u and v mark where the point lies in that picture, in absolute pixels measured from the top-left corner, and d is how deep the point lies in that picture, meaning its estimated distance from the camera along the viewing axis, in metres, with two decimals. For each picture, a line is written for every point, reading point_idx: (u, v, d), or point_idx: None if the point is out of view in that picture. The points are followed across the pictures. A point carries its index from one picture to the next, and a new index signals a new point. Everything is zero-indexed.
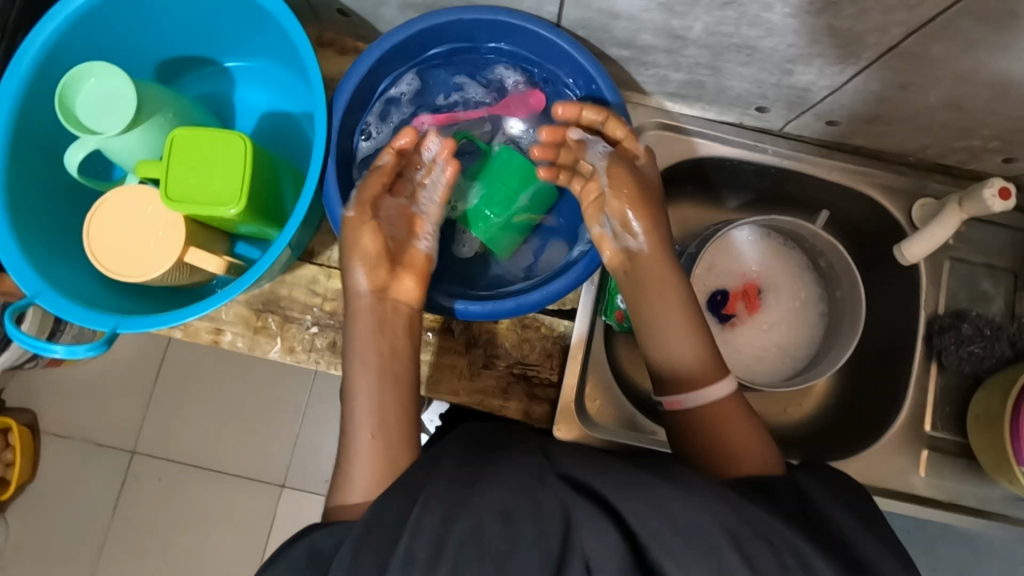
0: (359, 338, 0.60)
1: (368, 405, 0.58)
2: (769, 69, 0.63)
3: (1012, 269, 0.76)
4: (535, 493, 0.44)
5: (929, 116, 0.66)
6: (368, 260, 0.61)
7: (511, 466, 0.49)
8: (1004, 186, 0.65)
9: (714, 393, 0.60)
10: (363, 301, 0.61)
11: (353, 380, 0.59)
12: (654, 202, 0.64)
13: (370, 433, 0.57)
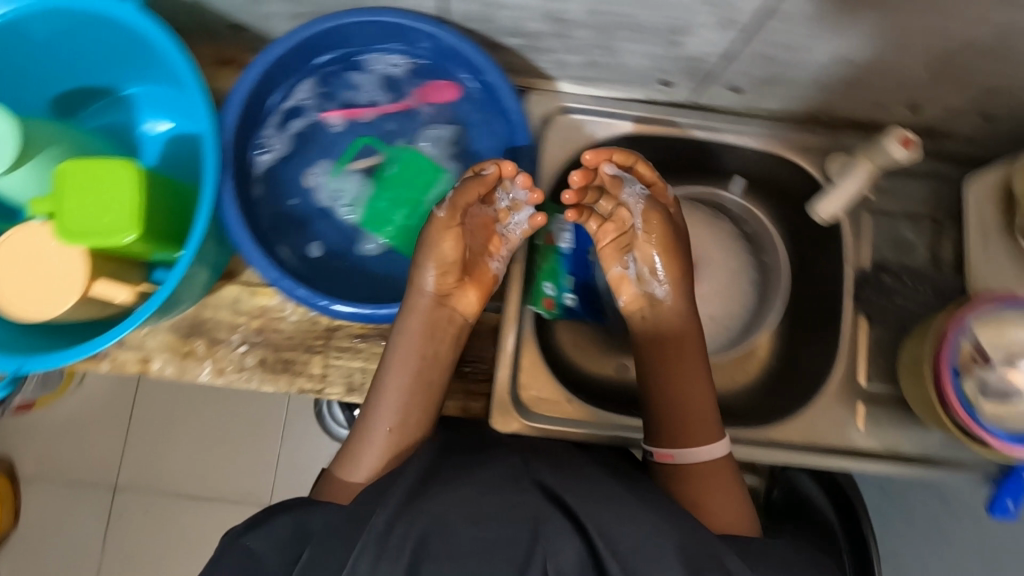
0: (407, 340, 0.63)
1: (399, 400, 0.61)
2: (659, 42, 0.63)
3: (931, 216, 0.78)
4: (511, 497, 0.49)
5: (825, 73, 0.66)
6: (439, 265, 0.63)
7: (491, 466, 0.54)
8: (904, 134, 0.66)
9: (708, 452, 0.64)
10: (424, 300, 0.63)
11: (387, 374, 0.62)
12: (685, 259, 0.73)
13: (388, 427, 0.60)
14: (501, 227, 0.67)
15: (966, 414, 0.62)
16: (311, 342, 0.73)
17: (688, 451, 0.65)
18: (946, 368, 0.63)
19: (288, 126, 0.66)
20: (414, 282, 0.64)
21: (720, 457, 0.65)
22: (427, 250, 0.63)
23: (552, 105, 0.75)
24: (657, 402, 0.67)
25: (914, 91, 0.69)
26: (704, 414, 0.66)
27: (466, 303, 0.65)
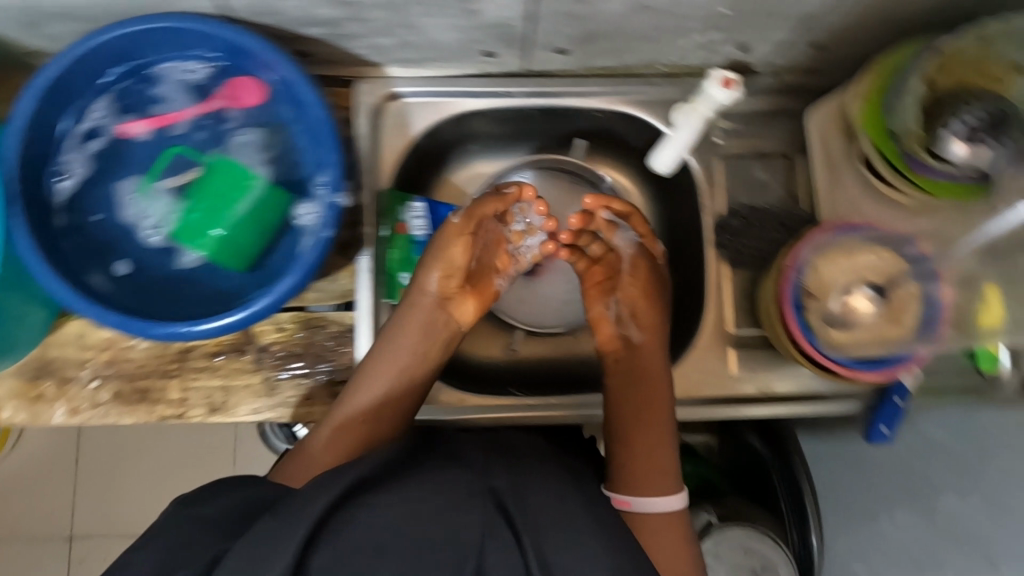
0: (405, 329, 0.67)
1: (373, 399, 0.65)
2: (455, 13, 0.61)
3: (782, 152, 0.77)
4: (459, 505, 0.49)
5: (636, 23, 0.65)
6: (444, 269, 0.69)
7: (439, 470, 0.53)
8: (725, 75, 0.66)
9: (662, 504, 0.66)
10: (425, 299, 0.69)
11: (375, 359, 0.67)
12: (658, 298, 0.73)
13: (360, 414, 0.65)
14: (512, 247, 0.73)
15: (809, 344, 0.64)
16: (165, 367, 0.71)
17: (641, 496, 0.66)
18: (788, 304, 0.64)
19: (91, 149, 0.64)
20: (420, 280, 0.70)
21: (673, 509, 0.66)
22: (437, 252, 0.69)
23: (382, 93, 0.74)
24: (625, 406, 0.69)
25: (733, 30, 0.67)
26: (658, 445, 0.68)
27: (463, 312, 0.70)
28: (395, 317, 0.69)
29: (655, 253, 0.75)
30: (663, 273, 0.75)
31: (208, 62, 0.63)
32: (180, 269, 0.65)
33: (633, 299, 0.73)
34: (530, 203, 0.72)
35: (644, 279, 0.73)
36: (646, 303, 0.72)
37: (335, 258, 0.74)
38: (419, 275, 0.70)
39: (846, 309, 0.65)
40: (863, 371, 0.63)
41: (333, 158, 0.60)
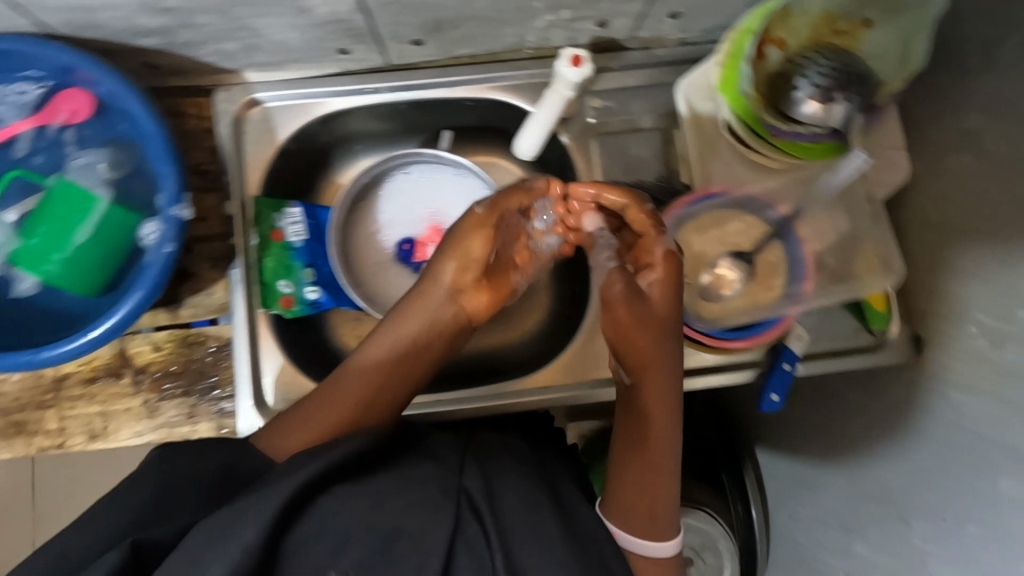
0: (409, 314, 0.61)
1: (358, 397, 0.58)
2: (284, 11, 0.60)
3: (658, 126, 0.76)
4: (431, 504, 0.48)
5: (478, 8, 0.64)
6: (459, 265, 0.62)
7: (421, 470, 0.52)
8: (574, 54, 0.65)
9: (657, 548, 0.61)
10: (436, 291, 0.61)
11: (376, 344, 0.61)
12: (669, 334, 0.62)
13: (354, 401, 0.58)
14: (532, 243, 0.67)
15: None
16: (41, 398, 0.70)
17: (631, 532, 0.61)
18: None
19: None
20: (434, 266, 0.63)
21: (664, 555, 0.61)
22: (457, 239, 0.62)
23: (241, 100, 0.72)
24: (630, 420, 0.63)
25: (582, 7, 0.66)
26: (654, 476, 0.61)
27: (472, 311, 0.63)
28: (395, 314, 0.62)
29: (650, 279, 0.62)
30: (666, 301, 0.62)
31: (37, 82, 0.62)
32: (19, 295, 0.64)
33: (621, 323, 0.61)
34: (558, 202, 0.64)
35: (625, 300, 0.60)
36: (642, 326, 0.60)
37: (210, 271, 0.72)
38: (438, 264, 0.62)
39: (717, 279, 0.69)
40: (729, 340, 0.67)
41: (167, 171, 0.59)
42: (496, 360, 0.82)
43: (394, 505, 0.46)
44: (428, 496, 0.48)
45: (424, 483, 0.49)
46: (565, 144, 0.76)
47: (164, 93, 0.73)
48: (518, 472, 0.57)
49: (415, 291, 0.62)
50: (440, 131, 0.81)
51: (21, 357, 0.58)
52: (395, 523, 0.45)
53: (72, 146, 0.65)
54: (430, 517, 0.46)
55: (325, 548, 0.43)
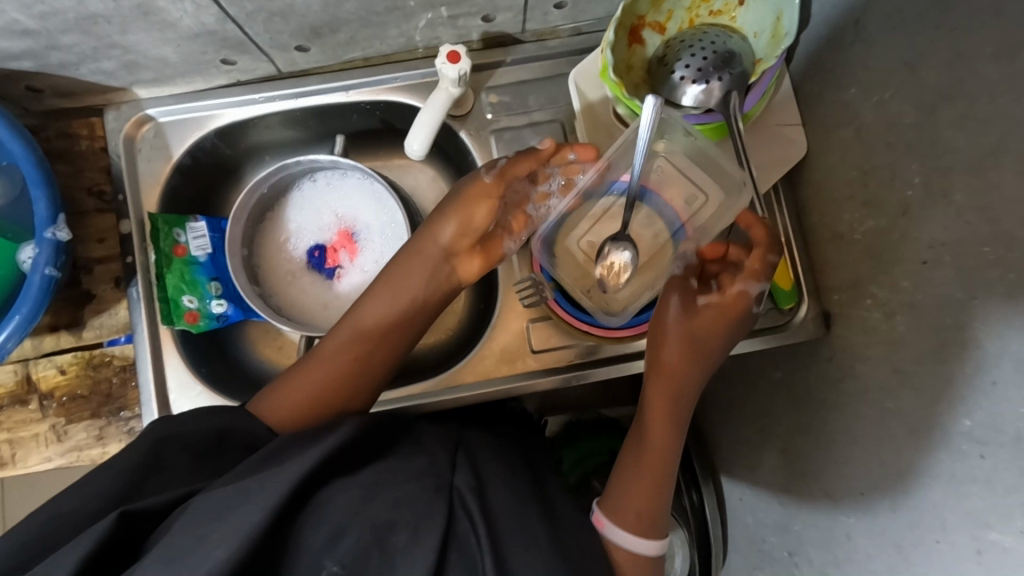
0: (407, 274, 0.65)
1: (358, 351, 0.62)
2: (151, 26, 0.60)
3: (554, 118, 0.75)
4: (417, 498, 0.47)
5: (350, 11, 0.64)
6: (456, 226, 0.65)
7: (412, 461, 0.52)
8: (450, 49, 0.65)
9: (643, 544, 0.60)
10: (433, 249, 0.66)
11: (368, 308, 0.64)
12: (714, 350, 0.65)
13: (348, 358, 0.62)
14: (532, 210, 0.70)
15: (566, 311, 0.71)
16: None
17: (621, 520, 0.61)
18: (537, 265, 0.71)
19: None
20: (432, 226, 0.66)
21: (647, 552, 0.60)
22: (454, 203, 0.66)
23: (131, 118, 0.72)
24: (656, 411, 0.64)
25: (458, 3, 0.66)
26: (653, 472, 0.63)
27: (465, 272, 0.68)
28: (394, 272, 0.66)
29: (711, 300, 0.64)
30: (704, 327, 0.64)
31: None
32: None
33: (678, 330, 0.64)
34: (566, 167, 0.68)
35: (683, 304, 0.65)
36: (682, 339, 0.64)
37: (110, 291, 0.72)
38: (435, 221, 0.66)
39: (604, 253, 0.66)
40: (614, 328, 0.70)
41: (40, 193, 0.58)
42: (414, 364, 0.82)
43: (385, 500, 0.46)
44: (422, 494, 0.48)
45: (418, 478, 0.49)
46: (465, 143, 0.76)
47: (55, 115, 0.72)
48: (505, 473, 0.57)
49: (417, 249, 0.66)
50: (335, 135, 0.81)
51: None
52: (388, 517, 0.45)
53: None
54: (424, 511, 0.46)
55: (320, 534, 0.44)
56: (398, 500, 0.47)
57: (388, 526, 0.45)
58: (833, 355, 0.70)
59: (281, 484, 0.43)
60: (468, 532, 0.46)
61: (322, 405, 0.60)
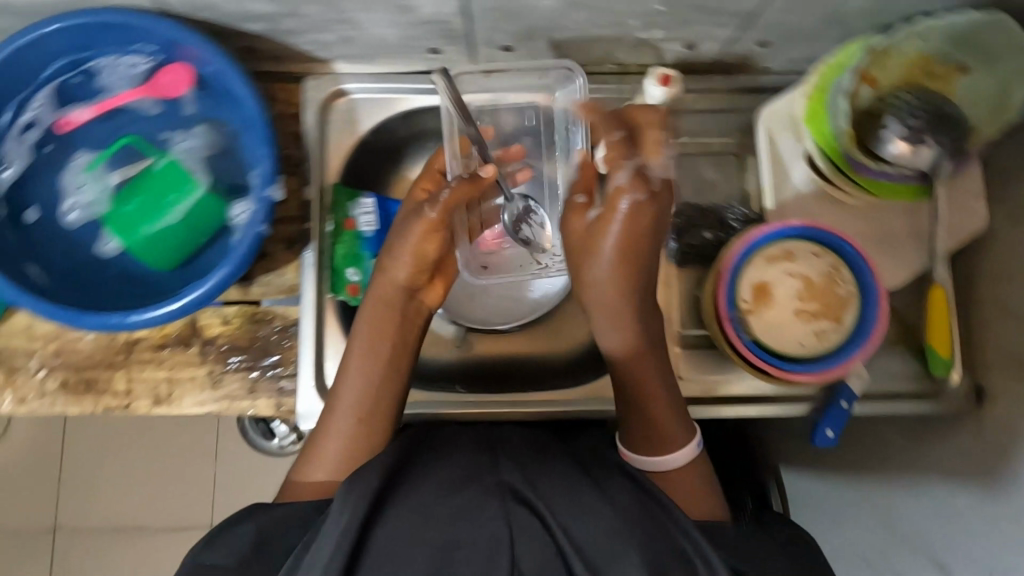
0: (368, 324, 0.66)
1: (356, 406, 0.63)
2: (389, 9, 0.62)
3: (732, 152, 0.76)
4: (472, 506, 0.49)
5: (574, 20, 0.65)
6: (405, 263, 0.66)
7: (454, 458, 0.56)
8: (663, 73, 0.64)
9: (673, 460, 0.63)
10: (393, 291, 0.67)
11: (348, 357, 0.66)
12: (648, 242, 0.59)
13: (354, 415, 0.63)
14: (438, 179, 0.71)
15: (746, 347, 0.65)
16: (112, 358, 0.72)
17: (649, 453, 0.64)
18: (726, 319, 0.65)
19: (29, 140, 0.64)
20: (387, 275, 0.67)
21: (681, 464, 0.63)
22: (397, 244, 0.67)
23: (330, 89, 0.74)
24: (637, 372, 0.63)
25: (675, 27, 0.67)
26: (662, 446, 0.63)
27: (430, 300, 0.70)
28: (363, 320, 0.67)
29: (609, 231, 0.59)
30: (625, 258, 0.59)
31: (149, 57, 0.64)
32: (101, 255, 0.66)
33: (602, 296, 0.61)
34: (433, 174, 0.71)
35: (582, 266, 0.62)
36: (614, 281, 0.60)
37: (283, 252, 0.74)
38: (383, 269, 0.67)
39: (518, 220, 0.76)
40: (798, 373, 0.63)
41: (265, 152, 0.61)
42: (552, 367, 0.81)
43: (439, 519, 0.49)
44: (472, 498, 0.50)
45: (462, 488, 0.52)
46: None
47: (258, 76, 0.75)
48: (549, 455, 0.58)
49: (377, 295, 0.67)
50: None
51: (112, 318, 0.61)
52: (450, 538, 0.47)
53: (180, 122, 0.67)
54: (480, 526, 0.48)
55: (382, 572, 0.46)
56: (456, 513, 0.49)
57: (457, 544, 0.47)
58: (979, 433, 0.67)
59: (346, 532, 0.47)
60: (534, 523, 0.49)
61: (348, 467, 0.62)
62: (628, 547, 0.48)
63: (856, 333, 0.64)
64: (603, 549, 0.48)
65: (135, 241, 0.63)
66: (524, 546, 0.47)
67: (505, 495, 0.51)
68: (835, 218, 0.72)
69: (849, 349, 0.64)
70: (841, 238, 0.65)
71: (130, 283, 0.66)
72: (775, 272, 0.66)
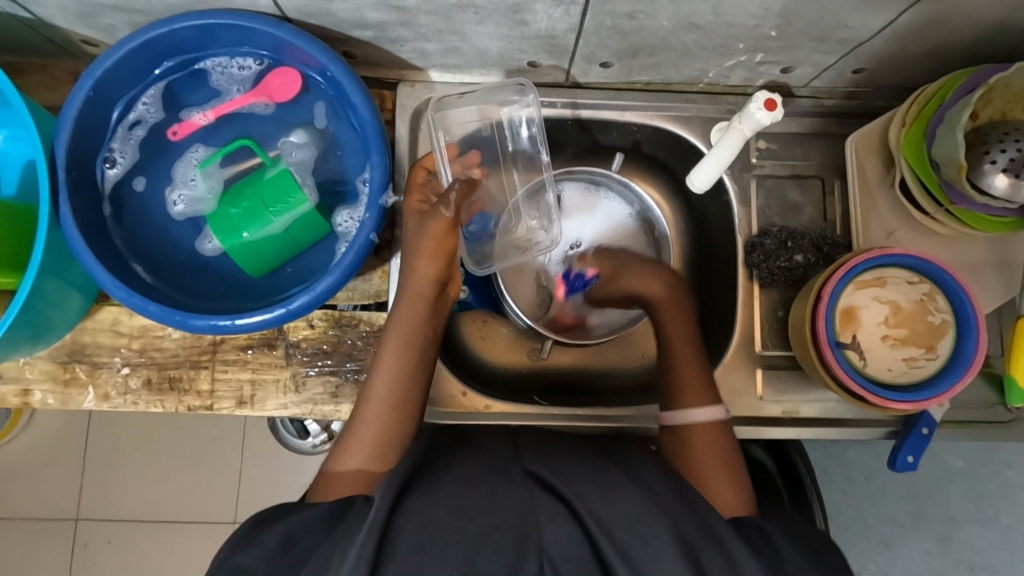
0: (400, 320, 0.64)
1: (393, 408, 0.62)
2: (504, 22, 0.62)
3: (818, 175, 0.77)
4: (502, 503, 0.49)
5: (682, 41, 0.65)
6: (433, 259, 0.64)
7: (476, 453, 0.57)
8: (768, 97, 0.63)
9: (698, 414, 0.65)
10: (424, 288, 0.64)
11: (381, 357, 0.64)
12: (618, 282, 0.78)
13: (391, 408, 0.62)
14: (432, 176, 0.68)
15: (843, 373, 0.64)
16: (197, 358, 0.71)
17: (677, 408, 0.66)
18: (826, 344, 0.65)
19: (135, 138, 0.65)
20: (410, 273, 0.64)
21: (709, 419, 0.65)
22: (415, 243, 0.64)
23: (424, 97, 0.74)
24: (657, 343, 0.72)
25: (777, 52, 0.67)
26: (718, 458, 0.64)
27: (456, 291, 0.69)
28: (399, 315, 0.64)
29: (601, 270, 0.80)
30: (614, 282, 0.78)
31: (260, 59, 0.65)
32: (201, 253, 0.68)
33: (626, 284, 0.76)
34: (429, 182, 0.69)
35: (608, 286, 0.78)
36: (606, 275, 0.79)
37: (370, 258, 0.73)
38: (413, 267, 0.64)
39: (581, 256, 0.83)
40: (896, 401, 0.63)
41: (378, 160, 0.62)
42: (620, 382, 0.82)
43: (473, 507, 0.48)
44: (501, 488, 0.51)
45: (486, 480, 0.52)
46: (726, 184, 0.76)
47: None
48: (569, 452, 0.59)
49: (411, 292, 0.64)
50: (588, 148, 0.82)
51: (218, 322, 0.60)
52: (481, 527, 0.46)
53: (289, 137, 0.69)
54: (507, 513, 0.48)
55: (414, 561, 0.43)
56: (485, 502, 0.49)
57: (488, 530, 0.46)
58: None
59: (375, 522, 0.45)
60: (560, 512, 0.48)
61: (381, 456, 0.62)
62: (657, 528, 0.48)
63: (954, 362, 0.64)
64: (632, 531, 0.48)
65: (229, 244, 0.63)
66: (553, 531, 0.47)
67: (531, 488, 0.51)
68: (921, 245, 0.72)
69: (947, 378, 0.64)
70: (942, 268, 0.65)
71: (233, 284, 0.68)
72: (862, 297, 0.67)
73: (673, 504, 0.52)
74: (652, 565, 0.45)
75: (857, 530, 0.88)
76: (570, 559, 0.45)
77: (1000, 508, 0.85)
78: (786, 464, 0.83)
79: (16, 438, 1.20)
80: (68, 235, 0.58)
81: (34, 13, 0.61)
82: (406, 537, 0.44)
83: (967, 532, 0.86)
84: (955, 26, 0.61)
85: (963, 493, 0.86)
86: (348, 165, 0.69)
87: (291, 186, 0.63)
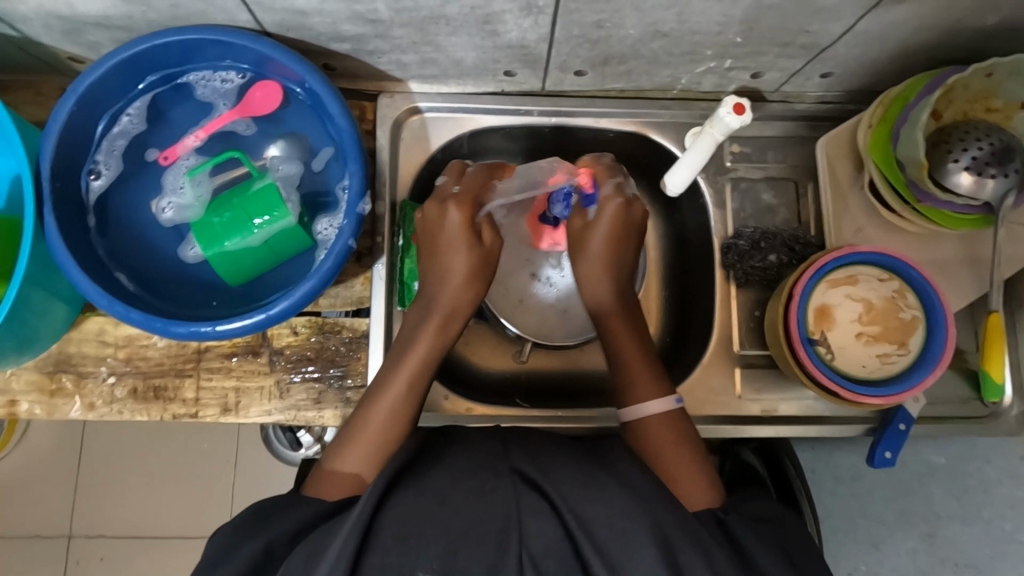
0: (418, 340, 0.66)
1: (392, 414, 0.63)
2: (476, 33, 0.64)
3: (791, 177, 0.78)
4: (484, 496, 0.49)
5: (651, 49, 0.67)
6: (466, 279, 0.68)
7: (455, 450, 0.57)
8: (736, 103, 0.64)
9: (647, 410, 0.65)
10: (454, 304, 0.68)
11: (398, 359, 0.66)
12: (627, 242, 0.72)
13: (385, 409, 0.63)
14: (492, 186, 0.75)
15: (818, 371, 0.65)
16: (181, 366, 0.72)
17: (631, 403, 0.66)
18: (798, 341, 0.66)
19: (118, 149, 0.67)
20: (442, 272, 0.68)
21: (657, 412, 0.65)
22: (444, 246, 0.68)
23: (404, 107, 0.76)
24: (615, 329, 0.71)
25: (745, 58, 0.69)
26: (682, 458, 0.62)
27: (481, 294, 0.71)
28: (422, 332, 0.67)
29: (596, 233, 0.72)
30: (610, 254, 0.72)
31: (242, 72, 0.67)
32: (185, 260, 0.69)
33: (591, 284, 0.72)
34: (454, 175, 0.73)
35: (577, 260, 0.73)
36: (599, 239, 0.72)
37: (352, 265, 0.75)
38: (445, 270, 0.68)
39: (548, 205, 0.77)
40: (867, 395, 0.64)
41: (355, 168, 0.63)
42: (604, 385, 0.83)
43: (459, 500, 0.49)
44: (485, 483, 0.51)
45: (476, 474, 0.52)
46: (700, 187, 0.78)
47: None
48: (556, 445, 0.59)
49: (445, 307, 0.68)
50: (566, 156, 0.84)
51: (199, 328, 0.61)
52: (464, 522, 0.47)
53: (270, 151, 0.71)
54: (494, 508, 0.48)
55: (396, 546, 0.45)
56: (472, 496, 0.49)
57: (473, 525, 0.46)
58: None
59: (360, 515, 0.47)
60: (543, 506, 0.48)
61: (374, 460, 0.62)
62: (634, 525, 0.48)
63: (924, 357, 0.66)
64: (613, 529, 0.48)
65: (211, 251, 0.64)
66: (536, 525, 0.47)
67: (515, 482, 0.51)
68: (892, 244, 0.74)
69: (919, 372, 0.65)
70: (909, 264, 0.67)
71: (217, 292, 0.69)
72: (835, 295, 0.68)
73: (655, 494, 0.52)
74: (630, 562, 0.45)
75: (846, 532, 0.90)
76: (552, 555, 0.45)
77: (983, 503, 0.85)
78: (776, 466, 0.84)
79: (7, 456, 1.20)
80: (52, 246, 0.59)
81: (21, 31, 0.63)
82: (390, 531, 0.46)
83: (950, 529, 0.85)
84: (915, 30, 0.63)
85: (945, 491, 0.85)
86: (328, 174, 0.70)
87: (274, 198, 0.64)
